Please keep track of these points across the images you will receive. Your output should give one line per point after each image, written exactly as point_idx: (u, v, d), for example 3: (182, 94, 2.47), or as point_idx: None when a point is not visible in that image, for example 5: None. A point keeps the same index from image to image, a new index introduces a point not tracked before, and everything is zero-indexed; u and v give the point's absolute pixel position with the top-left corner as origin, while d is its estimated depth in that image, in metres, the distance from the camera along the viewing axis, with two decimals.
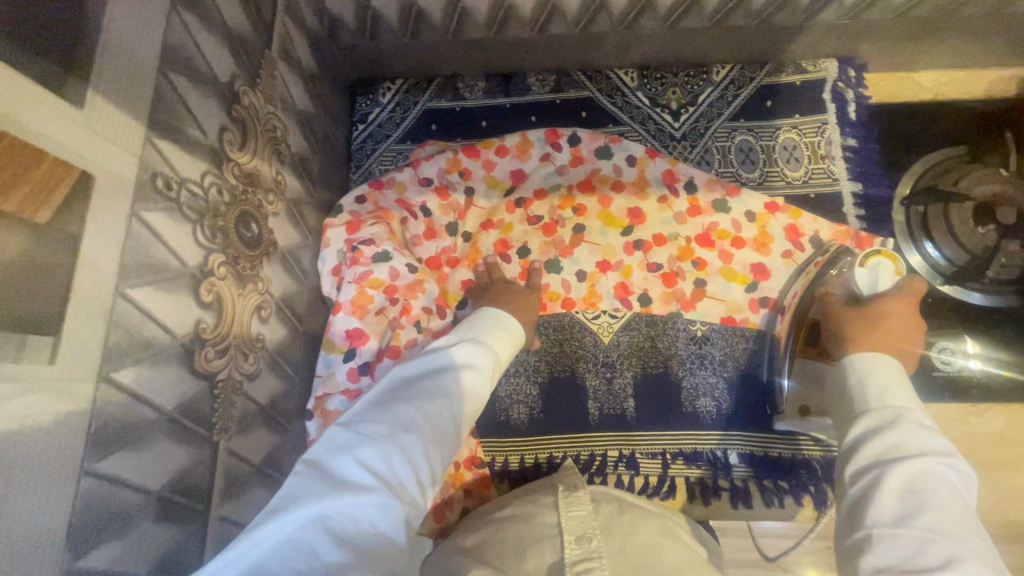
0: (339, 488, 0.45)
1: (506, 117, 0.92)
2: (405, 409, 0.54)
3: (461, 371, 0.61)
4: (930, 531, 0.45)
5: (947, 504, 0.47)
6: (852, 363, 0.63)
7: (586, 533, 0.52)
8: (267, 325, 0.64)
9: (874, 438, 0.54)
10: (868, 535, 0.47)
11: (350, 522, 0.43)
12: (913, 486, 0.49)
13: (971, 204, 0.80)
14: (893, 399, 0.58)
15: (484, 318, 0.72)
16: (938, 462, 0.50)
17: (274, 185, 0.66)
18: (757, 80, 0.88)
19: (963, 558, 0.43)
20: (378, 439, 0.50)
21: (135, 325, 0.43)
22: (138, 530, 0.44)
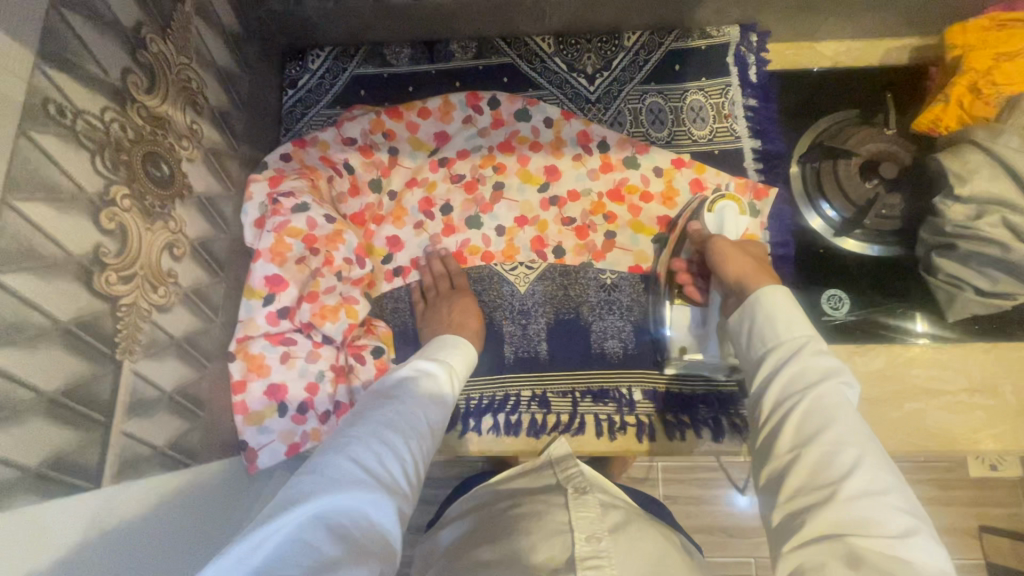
0: (339, 487, 0.47)
1: (432, 82, 0.97)
2: (383, 415, 0.57)
3: (427, 378, 0.65)
4: (836, 442, 0.49)
5: (843, 413, 0.51)
6: (760, 299, 0.64)
7: (595, 533, 0.58)
8: (181, 264, 0.68)
9: (780, 368, 0.57)
10: (787, 461, 0.51)
11: (349, 519, 0.45)
12: (819, 409, 0.52)
13: (857, 160, 0.86)
14: (797, 326, 0.60)
15: (436, 339, 0.75)
16: (836, 377, 0.54)
17: (189, 133, 0.69)
18: (665, 45, 0.94)
19: (862, 461, 0.48)
20: (366, 441, 0.53)
21: (24, 236, 0.47)
22: (30, 425, 0.48)
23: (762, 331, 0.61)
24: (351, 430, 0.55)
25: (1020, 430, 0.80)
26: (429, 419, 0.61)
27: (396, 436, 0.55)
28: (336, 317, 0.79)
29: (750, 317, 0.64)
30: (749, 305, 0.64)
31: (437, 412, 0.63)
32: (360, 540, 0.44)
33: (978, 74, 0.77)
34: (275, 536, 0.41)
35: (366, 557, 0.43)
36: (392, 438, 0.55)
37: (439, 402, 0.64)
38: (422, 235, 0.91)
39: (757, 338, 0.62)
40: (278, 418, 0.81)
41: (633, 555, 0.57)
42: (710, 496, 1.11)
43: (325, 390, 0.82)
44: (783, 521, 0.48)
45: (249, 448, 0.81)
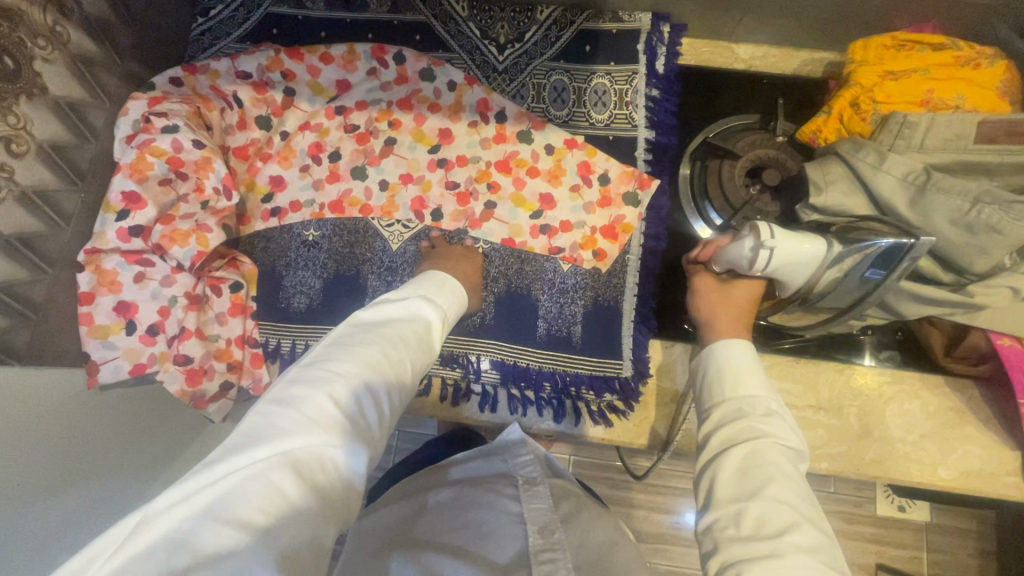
0: (314, 427, 0.46)
1: (344, 30, 0.96)
2: (370, 349, 0.55)
3: (419, 324, 0.64)
4: (776, 501, 0.49)
5: (784, 470, 0.51)
6: (717, 350, 0.64)
7: (548, 524, 0.56)
8: (22, 161, 0.68)
9: (725, 424, 0.57)
10: (730, 514, 0.50)
11: (317, 461, 0.44)
12: (753, 468, 0.52)
13: (743, 162, 0.85)
14: (747, 384, 0.59)
15: (435, 278, 0.74)
16: (780, 440, 0.54)
17: (48, 33, 0.69)
18: (577, 24, 0.93)
19: (801, 520, 0.47)
20: (345, 377, 0.51)
21: None
22: None
23: (712, 385, 0.62)
24: (336, 359, 0.53)
25: (856, 452, 0.80)
26: (416, 364, 0.59)
27: (381, 376, 0.54)
28: (186, 242, 0.78)
29: (717, 361, 0.63)
30: (716, 351, 0.63)
31: (425, 359, 0.62)
32: (328, 489, 0.44)
33: (863, 89, 0.76)
34: (243, 471, 0.41)
35: (333, 502, 0.44)
36: (372, 377, 0.53)
37: (426, 346, 0.63)
38: (306, 179, 0.91)
39: (722, 385, 0.61)
40: (124, 335, 0.80)
41: (587, 548, 0.56)
42: (605, 492, 1.11)
43: (176, 315, 0.82)
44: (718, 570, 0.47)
45: (91, 361, 0.78)
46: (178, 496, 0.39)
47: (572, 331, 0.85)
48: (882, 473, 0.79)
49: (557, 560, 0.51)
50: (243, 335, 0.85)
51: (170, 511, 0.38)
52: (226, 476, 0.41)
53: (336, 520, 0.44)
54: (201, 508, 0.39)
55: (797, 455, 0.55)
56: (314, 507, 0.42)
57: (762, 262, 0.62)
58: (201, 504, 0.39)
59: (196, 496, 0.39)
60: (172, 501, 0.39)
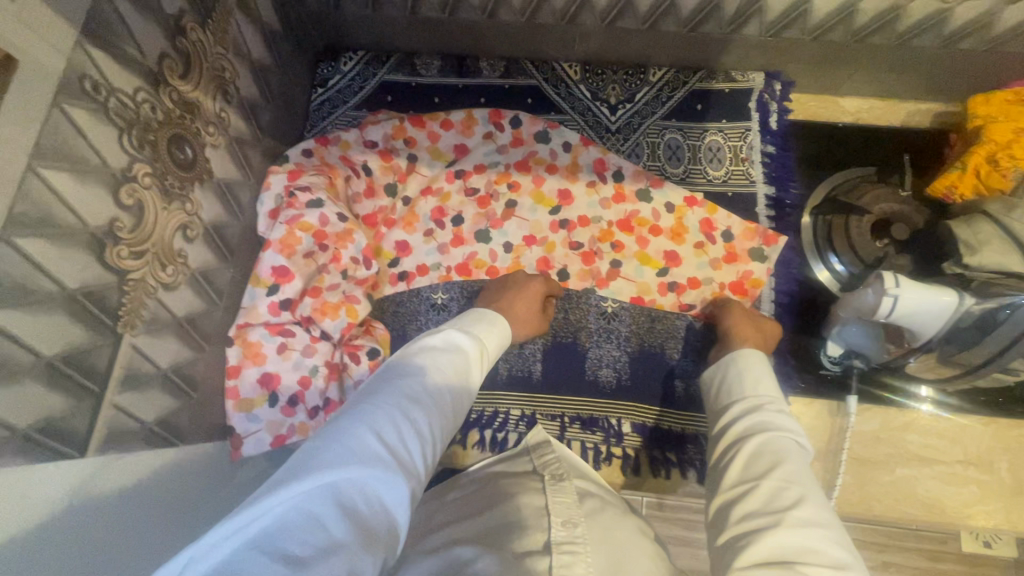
0: (357, 460, 0.46)
1: (458, 95, 0.99)
2: (407, 387, 0.58)
3: (457, 359, 0.66)
4: (784, 481, 0.55)
5: (790, 455, 0.58)
6: (740, 354, 0.73)
7: (571, 518, 0.55)
8: (192, 245, 0.70)
9: (745, 415, 0.65)
10: (738, 492, 0.57)
11: (361, 495, 0.44)
12: (770, 450, 0.59)
13: (869, 218, 0.86)
14: (766, 384, 0.69)
15: (472, 313, 0.76)
16: (792, 430, 0.62)
17: (216, 120, 0.72)
18: (689, 84, 0.95)
19: (804, 500, 0.53)
20: (385, 414, 0.53)
21: (43, 202, 0.48)
22: (23, 388, 0.48)
23: (734, 386, 0.70)
24: (380, 400, 0.55)
25: (1010, 509, 0.78)
26: (452, 401, 0.61)
27: (419, 411, 0.56)
28: (337, 315, 0.81)
29: (742, 362, 0.72)
30: (743, 353, 0.73)
31: (459, 394, 0.63)
32: (370, 523, 0.43)
33: (998, 146, 0.76)
34: (292, 501, 0.41)
35: (379, 537, 0.43)
36: (408, 414, 0.54)
37: (461, 382, 0.64)
38: (430, 243, 0.92)
39: (748, 382, 0.70)
40: (266, 407, 0.81)
41: (606, 542, 0.54)
42: None
43: (317, 385, 0.83)
44: (729, 540, 0.53)
45: (235, 434, 0.80)
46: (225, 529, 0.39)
47: None
48: None
49: (576, 554, 0.50)
50: None
51: (216, 545, 0.38)
52: (276, 506, 0.40)
53: (382, 554, 0.42)
54: (248, 537, 0.38)
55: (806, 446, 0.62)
56: (358, 541, 0.41)
57: (883, 310, 0.62)
58: (249, 536, 0.38)
59: (244, 529, 0.39)
60: (221, 535, 0.38)
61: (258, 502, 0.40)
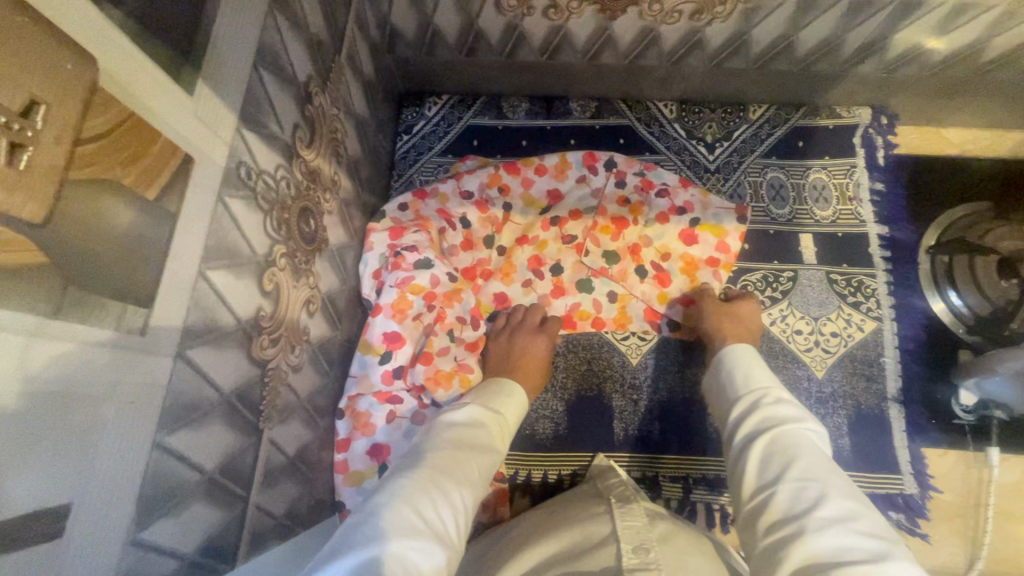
0: (388, 533, 0.45)
1: (547, 138, 0.95)
2: (436, 458, 0.57)
3: (479, 426, 0.64)
4: (802, 480, 0.51)
5: (804, 451, 0.54)
6: (728, 352, 0.71)
7: (642, 543, 0.54)
8: (313, 320, 0.65)
9: (745, 417, 0.61)
10: (760, 502, 0.53)
11: (399, 564, 0.43)
12: (778, 448, 0.56)
13: (996, 257, 0.83)
14: (758, 376, 0.66)
15: (494, 381, 0.73)
16: (799, 420, 0.58)
17: (331, 183, 0.68)
18: (791, 121, 0.92)
19: (827, 495, 0.50)
20: (415, 485, 0.52)
21: (210, 306, 0.44)
22: (190, 511, 0.44)
23: (729, 384, 0.67)
24: (406, 477, 0.53)
25: None
26: (480, 468, 0.59)
27: (448, 482, 0.54)
28: (450, 384, 0.77)
29: (728, 365, 0.69)
30: (723, 353, 0.71)
31: (487, 455, 0.61)
32: None
33: None
34: None
35: None
36: (438, 482, 0.53)
37: (489, 444, 0.63)
38: (530, 295, 0.88)
39: (737, 380, 0.66)
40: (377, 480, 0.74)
41: (682, 564, 0.52)
42: None
43: None
44: (761, 556, 0.49)
45: (345, 510, 0.74)
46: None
47: (842, 446, 0.79)
48: None
49: None
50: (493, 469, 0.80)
51: None
52: None
53: None
54: None
55: (820, 433, 0.58)
56: None
57: None
58: None
59: None
60: None
61: None
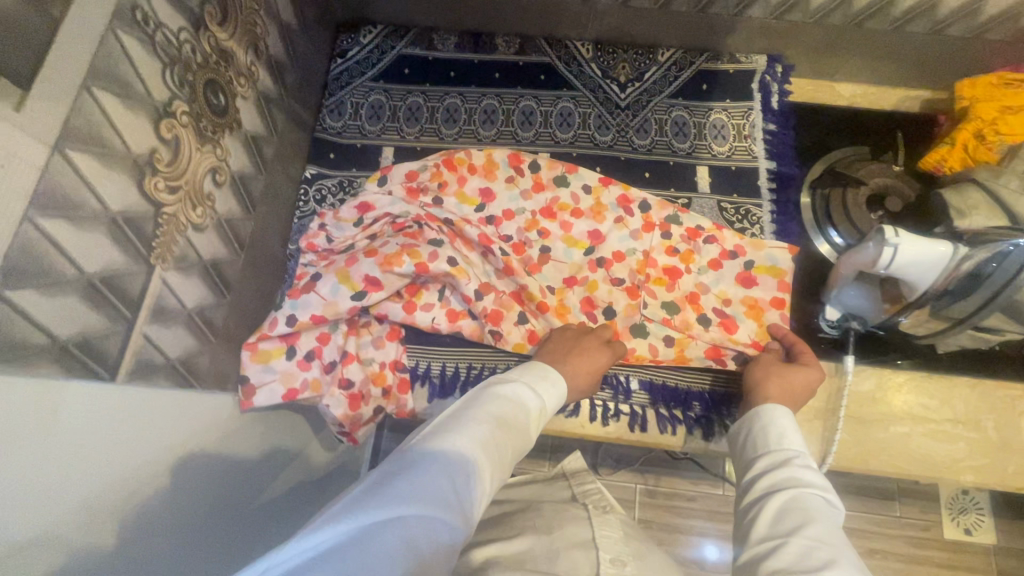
0: (417, 501, 0.45)
1: (473, 70, 1.02)
2: (478, 432, 0.55)
3: (520, 409, 0.62)
4: (814, 541, 0.51)
5: (822, 515, 0.54)
6: (763, 408, 0.70)
7: (619, 556, 0.60)
8: (220, 191, 0.71)
9: (770, 471, 0.62)
10: (766, 549, 0.53)
11: (418, 537, 0.42)
12: (796, 504, 0.56)
13: (867, 192, 0.91)
14: (791, 439, 0.65)
15: (536, 369, 0.71)
16: (823, 489, 0.58)
17: (247, 72, 0.74)
18: (695, 65, 1.00)
19: (837, 560, 0.48)
20: (454, 460, 0.51)
21: (95, 120, 0.50)
22: (64, 300, 0.49)
23: (757, 439, 0.67)
24: (454, 444, 0.53)
25: (999, 466, 0.82)
26: (512, 451, 0.58)
27: (486, 464, 0.53)
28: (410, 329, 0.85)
29: (763, 419, 0.69)
30: (761, 409, 0.70)
31: (520, 444, 0.60)
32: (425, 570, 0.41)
33: (984, 122, 0.82)
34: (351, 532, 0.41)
35: None
36: (474, 464, 0.52)
37: (524, 436, 0.61)
38: None
39: (768, 436, 0.66)
40: (283, 361, 0.82)
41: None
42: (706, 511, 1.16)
43: (334, 339, 0.85)
44: None
45: (249, 384, 0.80)
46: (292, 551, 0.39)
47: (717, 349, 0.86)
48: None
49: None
50: (393, 360, 0.86)
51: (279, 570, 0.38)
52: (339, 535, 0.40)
53: None
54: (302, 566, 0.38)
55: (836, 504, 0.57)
56: None
57: (882, 261, 0.67)
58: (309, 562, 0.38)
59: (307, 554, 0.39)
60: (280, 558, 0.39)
61: (319, 531, 0.40)
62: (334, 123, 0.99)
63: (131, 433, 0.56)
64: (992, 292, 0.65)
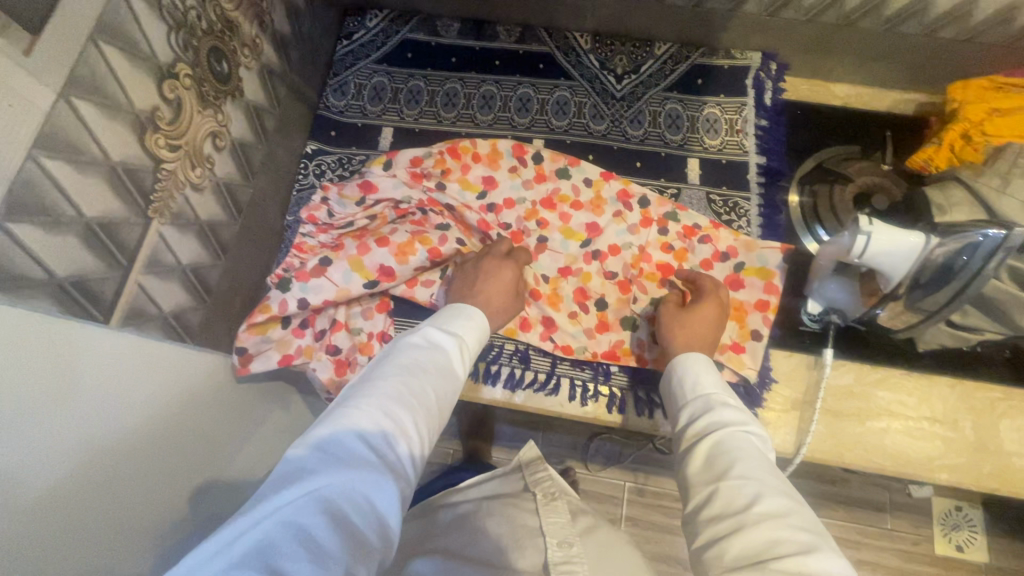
0: (337, 466, 0.48)
1: (474, 57, 1.05)
2: (393, 386, 0.58)
3: (435, 351, 0.66)
4: (740, 479, 0.54)
5: (746, 452, 0.57)
6: (682, 362, 0.73)
7: (565, 538, 0.66)
8: (220, 155, 0.74)
9: (696, 424, 0.64)
10: (704, 496, 0.56)
11: (346, 495, 0.46)
12: (722, 449, 0.58)
13: (855, 189, 0.92)
14: (706, 385, 0.68)
15: (452, 310, 0.75)
16: (745, 427, 0.61)
17: (251, 44, 0.77)
18: (691, 60, 1.02)
19: (763, 492, 0.52)
20: (369, 415, 0.54)
21: (100, 72, 0.53)
22: (64, 239, 0.52)
23: (681, 396, 0.69)
24: (368, 400, 0.55)
25: (975, 464, 0.81)
26: (436, 389, 0.61)
27: (401, 409, 0.56)
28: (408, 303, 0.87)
29: (683, 374, 0.71)
30: (680, 361, 0.73)
31: (446, 382, 0.64)
32: (356, 520, 0.46)
33: (972, 124, 0.80)
34: (271, 513, 0.43)
35: (355, 532, 0.45)
36: (395, 412, 0.55)
37: (447, 372, 0.65)
38: (576, 325, 0.89)
39: (688, 389, 0.69)
40: (280, 329, 0.85)
41: (600, 558, 0.66)
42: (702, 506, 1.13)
43: (328, 311, 0.87)
44: (699, 549, 0.52)
45: (246, 351, 0.82)
46: (201, 551, 0.42)
47: None
48: (1001, 486, 0.80)
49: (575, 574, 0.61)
50: (380, 331, 0.87)
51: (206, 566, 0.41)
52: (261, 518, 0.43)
53: (363, 556, 0.45)
54: (227, 556, 0.41)
55: (761, 438, 0.60)
56: (335, 544, 0.43)
57: (857, 249, 0.68)
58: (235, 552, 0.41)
59: (234, 545, 0.42)
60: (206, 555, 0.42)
61: (240, 522, 0.43)
62: (337, 102, 1.02)
63: (119, 373, 0.58)
64: (967, 280, 0.67)
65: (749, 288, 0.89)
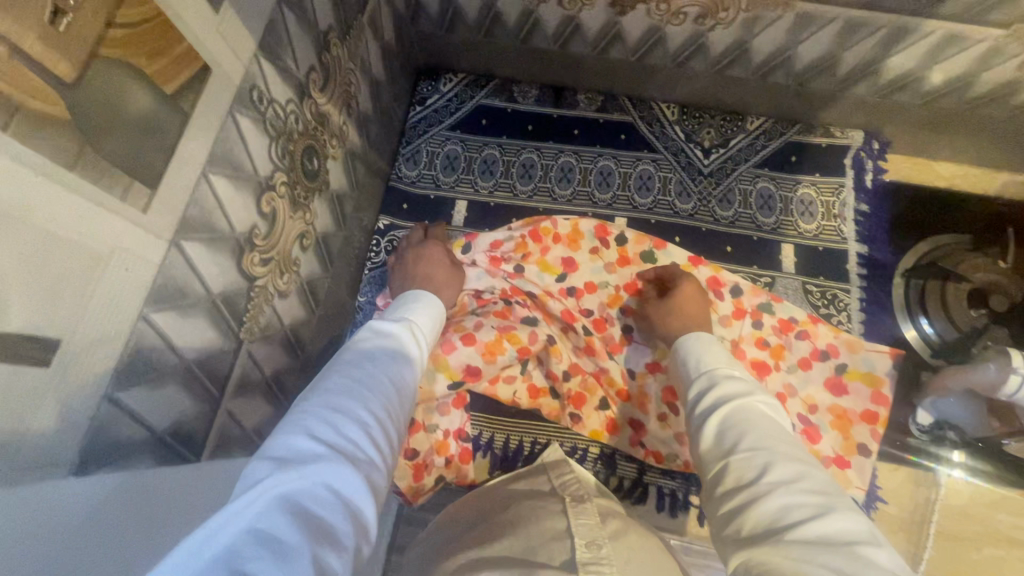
0: (289, 464, 0.37)
1: (552, 125, 1.00)
2: (340, 381, 0.48)
3: (383, 338, 0.56)
4: (750, 450, 0.46)
5: (761, 424, 0.49)
6: (685, 345, 0.65)
7: (596, 539, 0.47)
8: (305, 254, 0.70)
9: (701, 401, 0.56)
10: (718, 477, 0.47)
11: (308, 491, 0.36)
12: (733, 423, 0.50)
13: (967, 286, 0.86)
14: (708, 360, 0.60)
15: (405, 297, 0.68)
16: (749, 394, 0.53)
17: (339, 132, 0.73)
18: (786, 136, 0.96)
19: (772, 462, 0.44)
20: (315, 412, 0.43)
21: (208, 207, 0.48)
22: (165, 389, 0.48)
23: (684, 375, 0.62)
24: (313, 400, 0.45)
25: None
26: (389, 377, 0.52)
27: (354, 399, 0.46)
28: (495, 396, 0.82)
29: (684, 355, 0.63)
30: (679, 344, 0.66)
31: (403, 371, 0.54)
32: (324, 514, 0.35)
33: None
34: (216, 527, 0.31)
35: (322, 524, 0.34)
36: (347, 401, 0.45)
37: (402, 359, 0.56)
38: (667, 430, 0.82)
39: (689, 365, 0.62)
40: None
41: (636, 564, 0.46)
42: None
43: None
44: (721, 537, 0.43)
45: None
46: None
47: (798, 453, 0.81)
48: None
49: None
50: (458, 428, 0.83)
51: None
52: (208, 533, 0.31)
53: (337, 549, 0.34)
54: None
55: (767, 404, 0.52)
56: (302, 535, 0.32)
57: None
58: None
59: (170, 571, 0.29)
60: None
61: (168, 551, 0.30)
62: (409, 172, 0.97)
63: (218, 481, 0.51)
64: None
65: (853, 395, 0.82)
